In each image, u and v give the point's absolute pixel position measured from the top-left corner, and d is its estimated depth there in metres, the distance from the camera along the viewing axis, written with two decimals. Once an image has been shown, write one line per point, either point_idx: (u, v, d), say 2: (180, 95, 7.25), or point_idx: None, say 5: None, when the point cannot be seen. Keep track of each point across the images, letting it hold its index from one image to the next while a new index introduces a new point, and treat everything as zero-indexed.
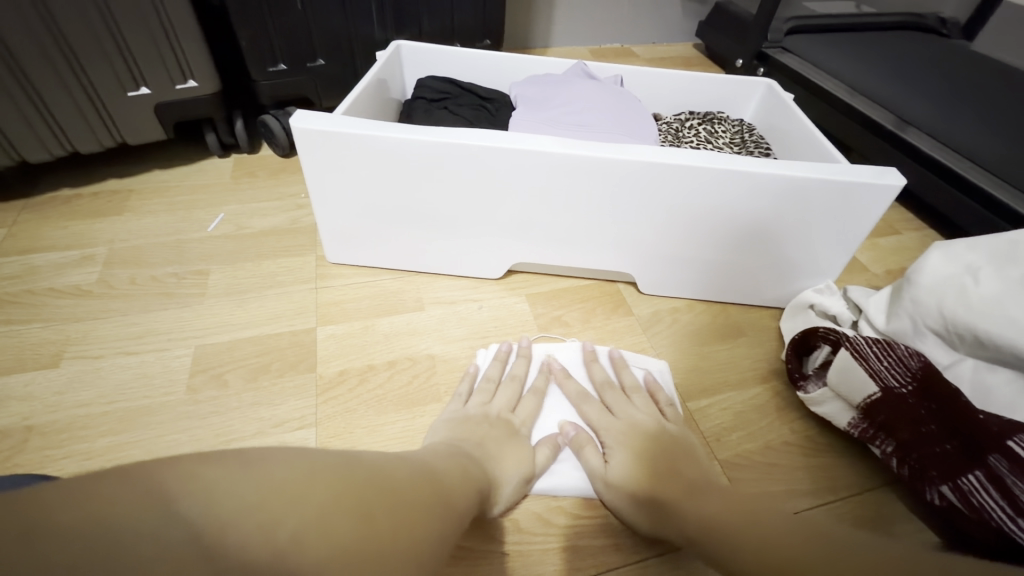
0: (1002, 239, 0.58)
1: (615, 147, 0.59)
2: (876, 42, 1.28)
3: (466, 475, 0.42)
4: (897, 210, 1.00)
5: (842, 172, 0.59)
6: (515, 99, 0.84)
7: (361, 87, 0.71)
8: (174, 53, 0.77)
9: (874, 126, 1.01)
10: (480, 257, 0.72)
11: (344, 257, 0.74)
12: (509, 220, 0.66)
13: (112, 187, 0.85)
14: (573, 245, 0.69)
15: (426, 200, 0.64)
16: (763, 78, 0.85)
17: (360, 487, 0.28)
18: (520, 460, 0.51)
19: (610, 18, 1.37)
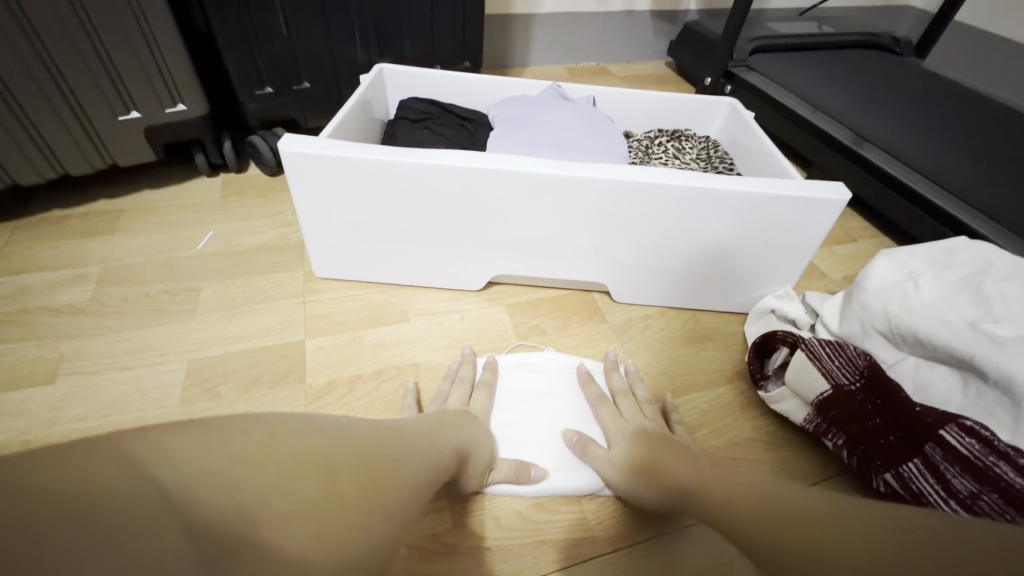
0: (939, 246, 0.65)
1: (585, 166, 0.64)
2: (835, 61, 1.36)
3: (432, 438, 0.45)
4: (856, 219, 1.06)
5: (798, 188, 0.64)
6: (494, 120, 0.88)
7: (345, 110, 0.74)
8: (164, 79, 0.80)
9: (831, 140, 1.08)
10: (461, 270, 0.75)
11: (332, 272, 0.77)
12: (488, 235, 0.70)
13: (103, 207, 0.87)
14: (551, 256, 0.73)
15: (410, 216, 0.68)
16: (726, 97, 0.90)
17: (331, 458, 0.31)
18: (486, 445, 0.54)
19: (585, 38, 1.43)
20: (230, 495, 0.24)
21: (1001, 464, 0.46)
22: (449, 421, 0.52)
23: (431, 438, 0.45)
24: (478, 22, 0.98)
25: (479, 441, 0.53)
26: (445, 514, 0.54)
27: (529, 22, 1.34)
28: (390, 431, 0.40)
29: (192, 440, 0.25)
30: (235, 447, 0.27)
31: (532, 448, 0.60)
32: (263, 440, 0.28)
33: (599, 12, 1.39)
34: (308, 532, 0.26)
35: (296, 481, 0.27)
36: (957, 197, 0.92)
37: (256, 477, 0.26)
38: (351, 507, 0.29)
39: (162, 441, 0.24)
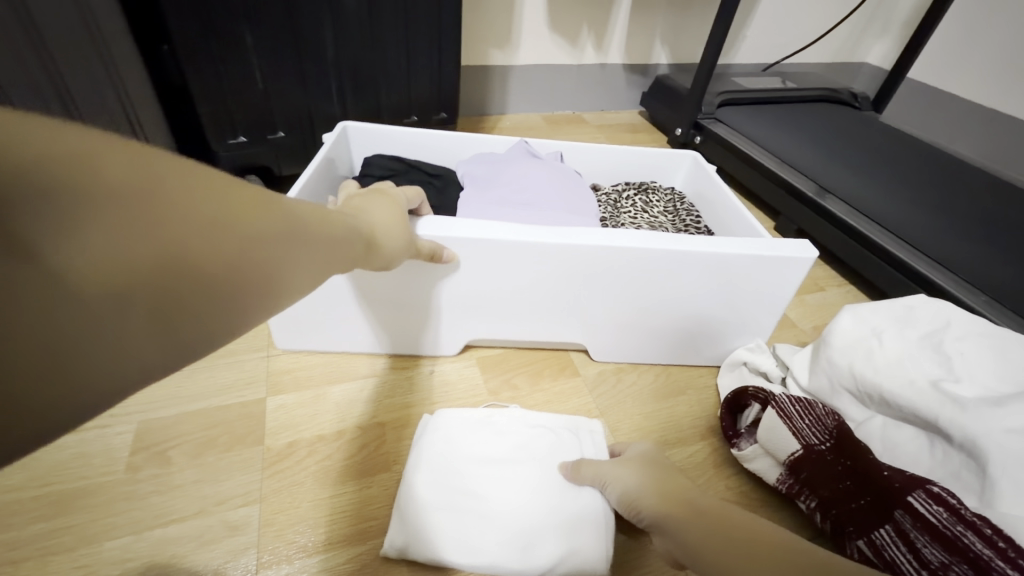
0: (899, 303, 0.66)
1: (561, 231, 0.63)
2: (798, 114, 1.43)
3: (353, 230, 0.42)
4: (823, 268, 1.09)
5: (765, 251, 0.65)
6: (463, 177, 0.88)
7: (308, 173, 0.72)
8: (133, 129, 0.79)
9: (797, 193, 1.11)
10: (435, 335, 0.73)
11: (296, 345, 0.72)
12: (459, 301, 0.68)
13: None
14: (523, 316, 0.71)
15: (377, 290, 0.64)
16: (688, 151, 0.93)
17: (253, 259, 0.25)
18: (399, 221, 0.52)
19: (560, 88, 1.47)
20: (136, 270, 0.19)
21: (969, 534, 0.45)
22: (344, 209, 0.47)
23: (346, 224, 0.40)
24: (454, 75, 1.00)
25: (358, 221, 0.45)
26: None
27: (505, 73, 1.38)
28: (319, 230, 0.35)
29: (154, 199, 0.20)
30: (181, 195, 0.21)
31: (487, 520, 0.55)
32: (230, 219, 0.24)
33: (574, 64, 1.45)
34: (182, 334, 0.22)
35: (215, 273, 0.22)
36: (917, 248, 0.95)
37: (186, 270, 0.21)
38: (239, 311, 0.25)
39: (37, 137, 0.17)
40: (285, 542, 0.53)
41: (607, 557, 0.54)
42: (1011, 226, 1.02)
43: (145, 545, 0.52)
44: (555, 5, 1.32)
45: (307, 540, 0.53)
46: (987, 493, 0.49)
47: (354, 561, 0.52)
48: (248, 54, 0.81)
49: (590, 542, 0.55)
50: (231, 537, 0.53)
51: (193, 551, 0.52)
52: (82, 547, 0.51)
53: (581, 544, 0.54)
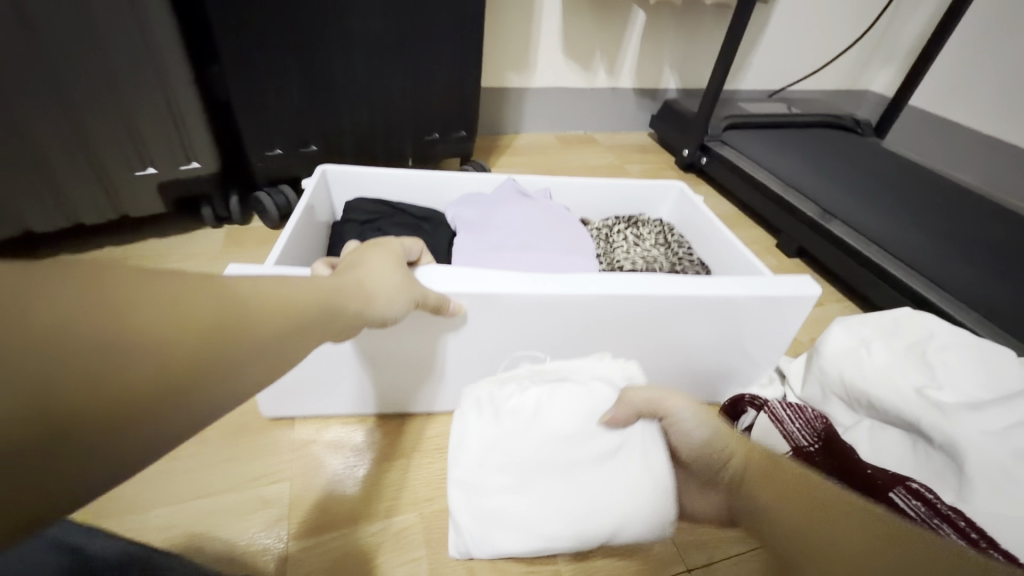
0: (887, 316, 0.70)
1: (568, 279, 0.59)
2: (802, 139, 1.48)
3: (336, 297, 0.37)
4: (824, 285, 1.13)
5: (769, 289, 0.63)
6: (453, 219, 0.93)
7: (292, 227, 0.72)
8: (182, 140, 0.86)
9: (801, 215, 1.16)
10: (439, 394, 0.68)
11: (282, 411, 0.66)
12: (457, 364, 0.64)
13: (108, 254, 0.91)
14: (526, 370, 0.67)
15: (374, 354, 0.59)
16: (675, 181, 0.99)
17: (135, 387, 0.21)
18: (399, 275, 0.48)
19: (573, 109, 1.55)
20: None
21: (944, 526, 0.49)
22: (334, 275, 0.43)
23: (331, 299, 0.37)
24: (473, 96, 1.07)
25: (349, 287, 0.41)
26: (422, 562, 0.55)
27: (521, 94, 1.46)
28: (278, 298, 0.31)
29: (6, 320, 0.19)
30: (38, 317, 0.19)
31: (534, 503, 0.54)
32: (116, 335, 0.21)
33: (586, 87, 1.52)
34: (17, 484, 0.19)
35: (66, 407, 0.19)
36: (914, 268, 0.99)
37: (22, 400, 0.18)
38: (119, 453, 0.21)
39: None
40: (312, 516, 0.58)
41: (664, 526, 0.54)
42: (1003, 248, 1.07)
43: (185, 514, 0.57)
44: (569, 32, 1.39)
45: (333, 515, 0.58)
46: (964, 489, 0.52)
47: (375, 535, 0.57)
48: (286, 74, 0.88)
49: (644, 517, 0.54)
50: (263, 509, 0.58)
51: (228, 520, 0.57)
52: (129, 513, 0.56)
53: (636, 518, 0.54)
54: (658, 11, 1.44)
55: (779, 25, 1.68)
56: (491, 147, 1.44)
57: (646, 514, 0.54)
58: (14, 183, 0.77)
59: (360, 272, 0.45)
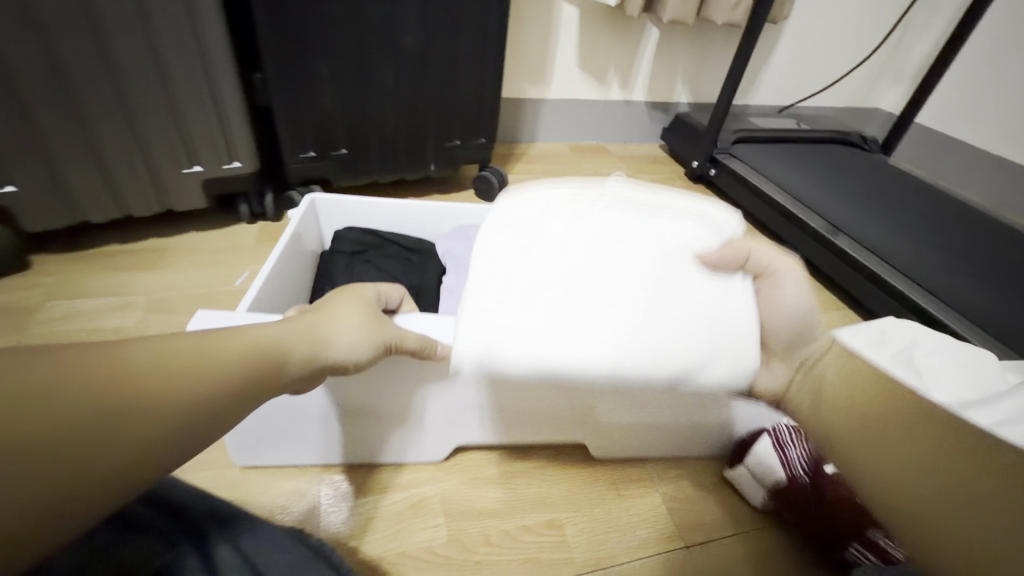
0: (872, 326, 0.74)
1: None
2: (809, 154, 1.53)
3: (269, 350, 0.37)
4: (825, 294, 1.17)
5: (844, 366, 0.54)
6: (443, 253, 0.89)
7: (275, 260, 0.71)
8: (226, 141, 0.93)
9: (808, 228, 1.20)
10: (419, 442, 0.65)
11: (254, 460, 0.63)
12: (434, 413, 0.61)
13: (151, 244, 0.97)
14: (516, 420, 0.65)
15: (347, 403, 0.57)
16: None
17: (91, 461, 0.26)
18: (361, 325, 0.44)
19: (587, 121, 1.60)
20: None
21: None
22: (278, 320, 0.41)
23: (266, 351, 0.36)
24: (494, 106, 1.13)
25: (290, 338, 0.39)
26: (442, 531, 0.60)
27: (538, 106, 1.52)
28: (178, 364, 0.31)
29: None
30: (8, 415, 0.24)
31: (608, 322, 0.50)
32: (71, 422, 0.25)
33: (600, 100, 1.58)
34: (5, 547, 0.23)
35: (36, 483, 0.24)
36: (913, 280, 1.04)
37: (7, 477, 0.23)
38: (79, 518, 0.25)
39: None
40: (342, 485, 0.63)
41: (742, 373, 0.51)
42: (999, 261, 1.12)
43: (230, 478, 0.63)
44: (585, 47, 1.46)
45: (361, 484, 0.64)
46: None
47: (399, 503, 0.63)
48: (323, 83, 0.95)
49: (726, 362, 0.50)
50: (299, 477, 0.64)
51: (267, 485, 0.62)
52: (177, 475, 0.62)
53: (717, 361, 0.50)
54: (671, 28, 1.51)
55: (789, 43, 1.73)
56: (507, 154, 1.50)
57: (729, 360, 0.50)
58: (77, 175, 0.85)
59: (319, 322, 0.42)
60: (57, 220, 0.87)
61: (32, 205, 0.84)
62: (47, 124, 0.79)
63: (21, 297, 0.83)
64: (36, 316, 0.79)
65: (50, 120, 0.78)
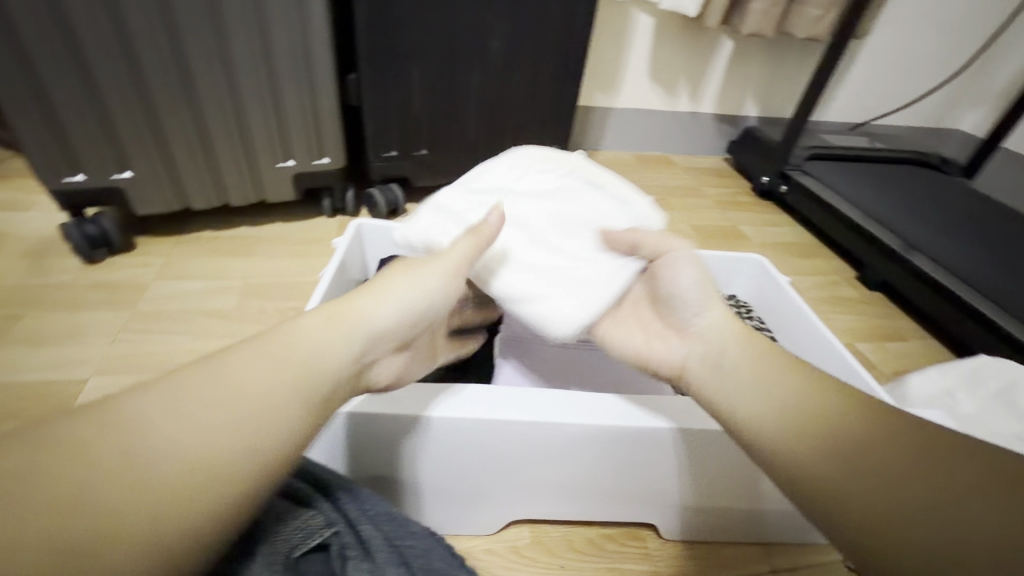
0: (964, 364, 0.71)
1: (569, 395, 0.52)
2: (886, 174, 1.47)
3: (311, 359, 0.39)
4: (905, 319, 1.12)
5: (756, 355, 0.47)
6: None
7: (321, 293, 0.65)
8: (318, 137, 0.97)
9: (882, 246, 1.16)
10: (457, 515, 0.58)
11: None
12: (465, 487, 0.55)
13: (244, 233, 1.02)
14: (554, 497, 0.58)
15: (368, 464, 0.53)
16: (753, 256, 0.86)
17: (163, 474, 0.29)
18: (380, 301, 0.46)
19: (653, 131, 1.59)
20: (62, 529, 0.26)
21: None
22: (297, 322, 0.41)
23: (297, 353, 0.38)
24: (571, 113, 1.14)
25: (338, 345, 0.41)
26: (525, 531, 0.61)
27: (605, 114, 1.53)
28: (203, 399, 0.33)
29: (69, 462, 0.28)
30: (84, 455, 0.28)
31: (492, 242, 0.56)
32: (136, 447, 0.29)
33: (668, 110, 1.57)
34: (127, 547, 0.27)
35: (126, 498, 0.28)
36: (1001, 306, 0.98)
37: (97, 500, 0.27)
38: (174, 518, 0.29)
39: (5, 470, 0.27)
40: None
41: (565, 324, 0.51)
42: None
43: None
44: (658, 57, 1.46)
45: None
46: None
47: None
48: (412, 85, 0.99)
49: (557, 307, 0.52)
50: None
51: None
52: None
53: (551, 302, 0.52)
54: (747, 41, 1.49)
55: (867, 59, 1.69)
56: None
57: (550, 306, 0.52)
58: (186, 164, 0.90)
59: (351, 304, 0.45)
60: (163, 204, 0.93)
61: (144, 190, 0.90)
62: (166, 115, 0.85)
63: (130, 274, 0.89)
64: (146, 293, 0.85)
65: (169, 112, 0.84)
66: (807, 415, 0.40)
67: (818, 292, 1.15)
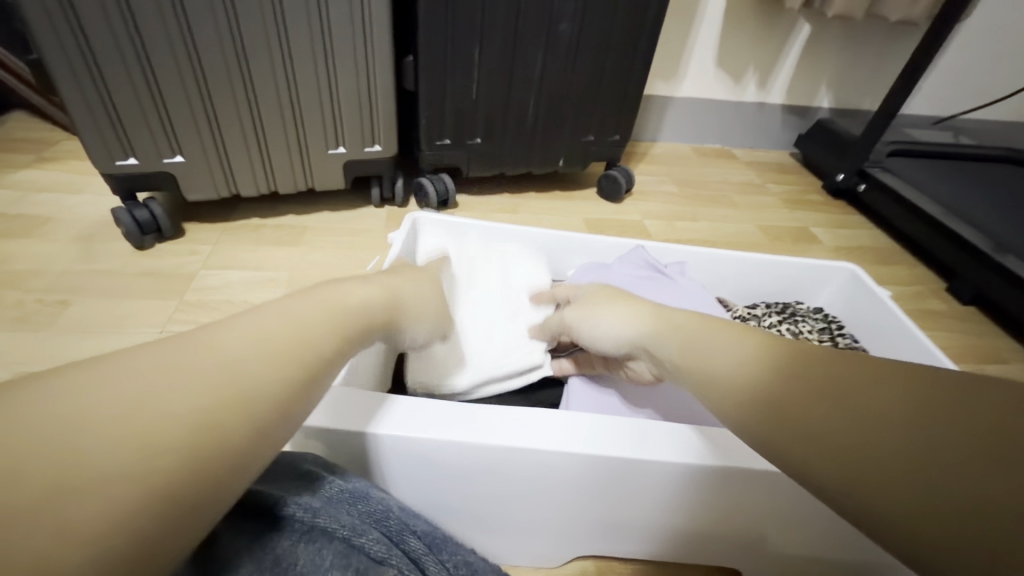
0: None
1: (644, 429, 0.45)
2: (978, 173, 1.33)
3: (334, 301, 0.38)
4: (1004, 338, 1.00)
5: (681, 345, 0.40)
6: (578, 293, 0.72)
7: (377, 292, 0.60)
8: (371, 123, 0.92)
9: (968, 247, 1.05)
10: (513, 549, 0.52)
11: None
12: (524, 521, 0.49)
13: (291, 222, 0.99)
14: (622, 537, 0.51)
15: (417, 494, 0.47)
16: (847, 264, 0.77)
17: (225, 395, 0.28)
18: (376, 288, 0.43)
19: (715, 122, 1.49)
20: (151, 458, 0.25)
21: None
22: (330, 285, 0.40)
23: (322, 301, 0.38)
24: (636, 102, 1.06)
25: (356, 300, 0.40)
26: (590, 566, 0.55)
27: (665, 103, 1.43)
28: (234, 356, 0.30)
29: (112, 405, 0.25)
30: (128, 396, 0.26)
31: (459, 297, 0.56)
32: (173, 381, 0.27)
33: (733, 101, 1.46)
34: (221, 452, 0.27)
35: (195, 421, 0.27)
36: None
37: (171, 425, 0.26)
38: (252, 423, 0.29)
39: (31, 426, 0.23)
40: None
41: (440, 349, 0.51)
42: None
43: None
44: (726, 42, 1.35)
45: None
46: None
47: None
48: (473, 69, 0.92)
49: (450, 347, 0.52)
50: None
51: None
52: None
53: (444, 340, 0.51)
54: (827, 25, 1.36)
55: (961, 46, 1.52)
56: (628, 153, 1.43)
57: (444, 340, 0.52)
58: (235, 149, 0.87)
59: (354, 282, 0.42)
60: (213, 191, 0.90)
61: (193, 176, 0.87)
62: (219, 97, 0.81)
63: (178, 262, 0.86)
64: (193, 283, 0.82)
65: (222, 94, 0.81)
66: (770, 363, 0.34)
67: (902, 304, 1.04)
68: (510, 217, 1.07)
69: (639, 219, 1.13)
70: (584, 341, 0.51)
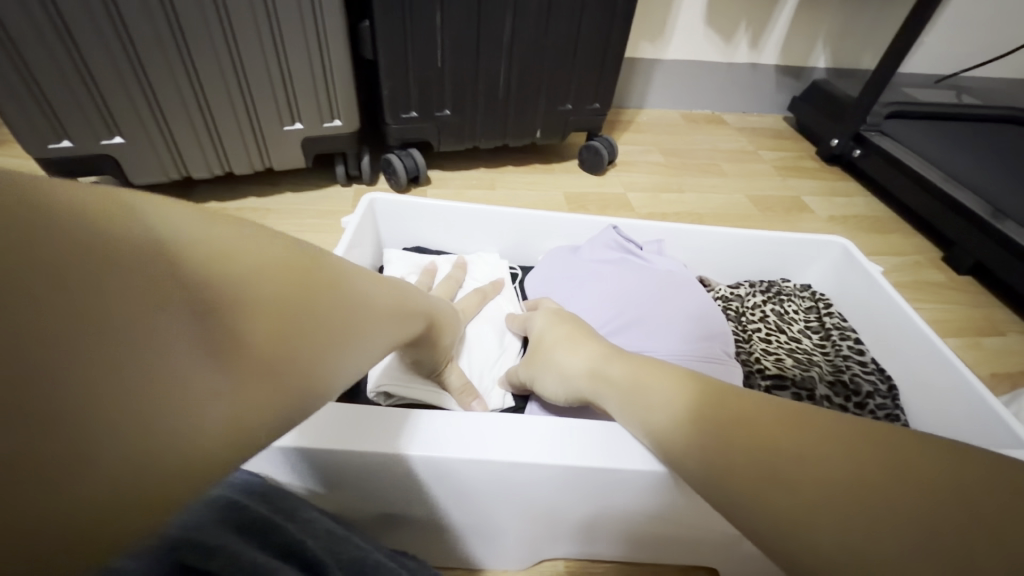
0: None
1: (606, 434, 0.41)
2: (979, 134, 1.26)
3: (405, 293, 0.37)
4: (1002, 308, 0.96)
5: (622, 403, 0.39)
6: (553, 280, 0.69)
7: None
8: (329, 95, 0.86)
9: (965, 213, 1.00)
10: (483, 550, 0.50)
11: None
12: (489, 525, 0.46)
13: (252, 205, 0.93)
14: (595, 538, 0.48)
15: (367, 505, 0.44)
16: (837, 239, 0.73)
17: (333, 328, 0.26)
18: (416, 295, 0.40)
19: (705, 87, 1.42)
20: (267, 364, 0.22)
21: None
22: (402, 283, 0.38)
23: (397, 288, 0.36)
24: (616, 66, 0.99)
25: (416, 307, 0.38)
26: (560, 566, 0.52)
27: (652, 67, 1.35)
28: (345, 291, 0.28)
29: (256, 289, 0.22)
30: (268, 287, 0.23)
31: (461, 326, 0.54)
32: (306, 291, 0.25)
33: (723, 63, 1.38)
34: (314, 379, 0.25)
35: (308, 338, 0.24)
36: None
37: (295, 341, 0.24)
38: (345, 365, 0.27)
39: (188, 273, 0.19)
40: None
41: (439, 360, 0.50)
42: None
43: None
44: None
45: None
46: None
47: None
48: (436, 33, 0.85)
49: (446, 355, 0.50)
50: None
51: None
52: None
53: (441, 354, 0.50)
54: None
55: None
56: (613, 122, 1.36)
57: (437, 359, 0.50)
58: (181, 128, 0.81)
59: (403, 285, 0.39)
60: (161, 173, 0.85)
61: (138, 157, 0.81)
62: (153, 71, 0.74)
63: None
64: None
65: (157, 66, 0.73)
66: (694, 412, 0.33)
67: (896, 275, 1.00)
68: (486, 193, 1.02)
69: (622, 192, 1.07)
70: (540, 378, 0.51)
